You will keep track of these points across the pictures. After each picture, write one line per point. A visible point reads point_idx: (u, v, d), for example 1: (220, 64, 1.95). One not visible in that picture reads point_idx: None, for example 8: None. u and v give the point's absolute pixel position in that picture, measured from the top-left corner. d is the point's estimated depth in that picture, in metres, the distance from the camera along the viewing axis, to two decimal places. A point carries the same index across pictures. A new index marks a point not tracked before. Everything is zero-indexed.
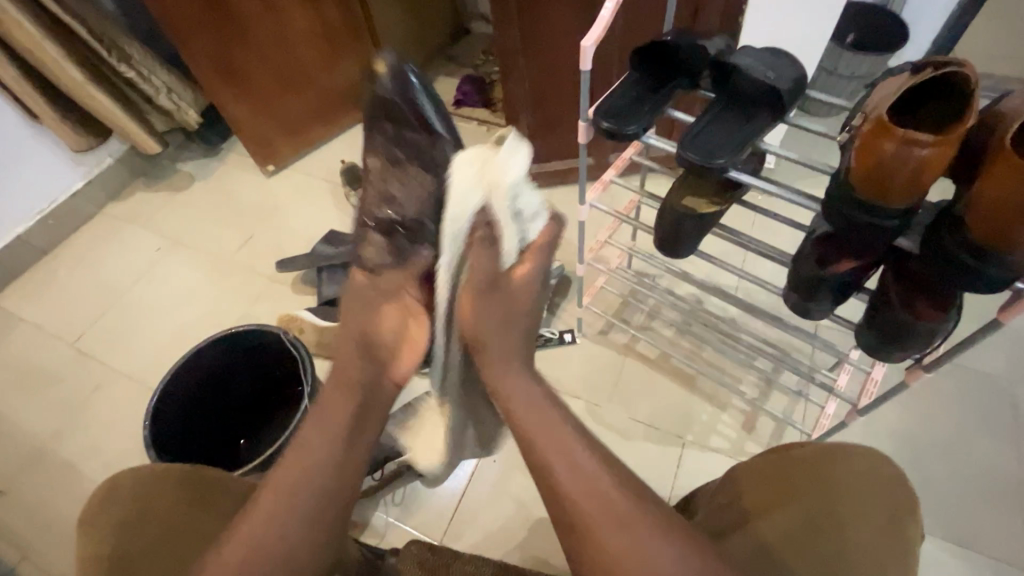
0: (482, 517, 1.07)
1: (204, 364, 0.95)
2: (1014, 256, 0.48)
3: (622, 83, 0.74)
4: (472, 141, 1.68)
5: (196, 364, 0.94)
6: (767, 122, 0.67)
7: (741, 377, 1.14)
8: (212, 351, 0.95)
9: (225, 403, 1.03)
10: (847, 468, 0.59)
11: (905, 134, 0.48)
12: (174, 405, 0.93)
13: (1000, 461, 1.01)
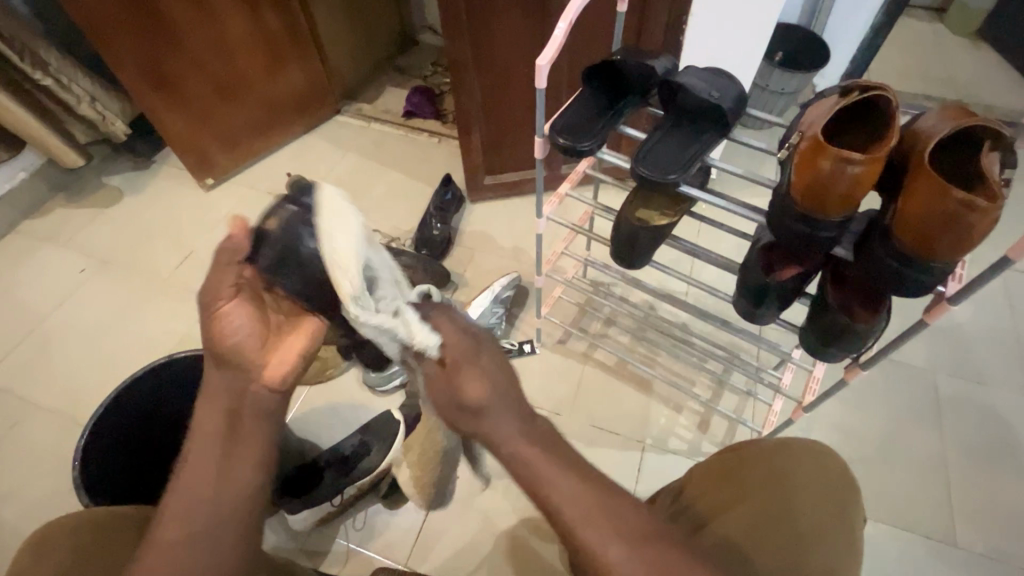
0: (450, 533, 1.05)
1: (143, 399, 0.88)
2: (938, 262, 0.52)
3: (574, 100, 0.75)
4: (423, 152, 1.66)
5: (135, 399, 0.87)
6: (713, 137, 0.70)
7: (695, 379, 1.18)
8: (149, 385, 0.88)
9: (159, 437, 0.95)
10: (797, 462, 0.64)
11: (838, 152, 0.52)
12: (109, 442, 0.86)
13: (929, 445, 1.09)
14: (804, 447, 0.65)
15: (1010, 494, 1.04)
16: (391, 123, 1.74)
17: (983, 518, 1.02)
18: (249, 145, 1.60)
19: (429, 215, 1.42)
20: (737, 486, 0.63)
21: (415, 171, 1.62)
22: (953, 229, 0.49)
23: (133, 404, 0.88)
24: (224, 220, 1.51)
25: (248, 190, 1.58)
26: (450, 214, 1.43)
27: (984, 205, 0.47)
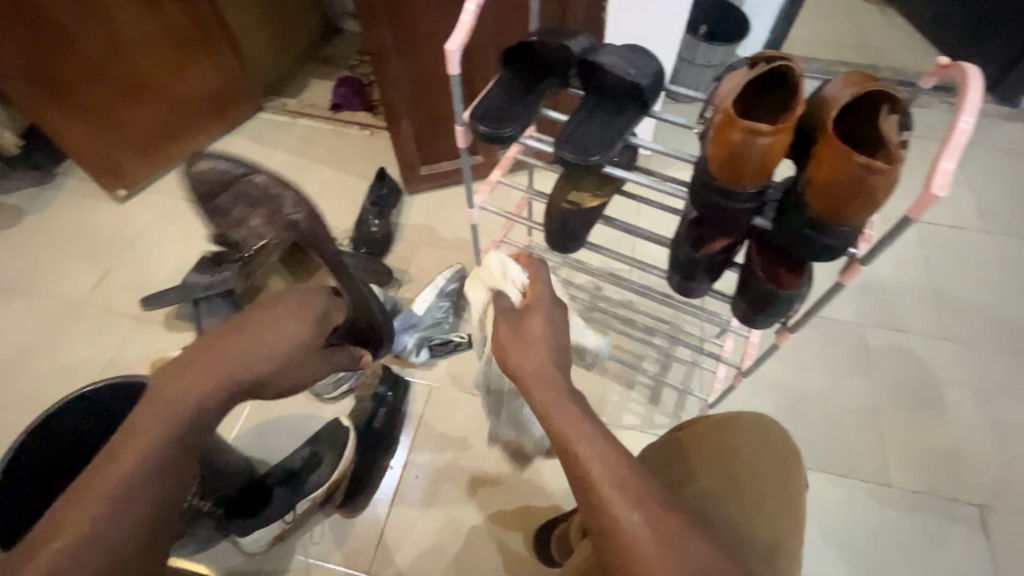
0: (412, 535, 1.04)
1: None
2: (848, 226, 0.54)
3: (493, 86, 0.73)
4: (356, 147, 1.60)
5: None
6: (634, 115, 0.70)
7: (643, 355, 1.20)
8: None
9: None
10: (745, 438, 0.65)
11: (746, 125, 0.52)
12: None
13: (862, 395, 1.16)
14: (751, 423, 0.66)
15: (935, 432, 1.12)
16: (319, 118, 1.66)
17: (914, 459, 1.09)
18: (163, 151, 1.50)
19: (366, 212, 1.37)
20: (689, 470, 0.64)
21: (348, 166, 1.56)
22: (858, 192, 0.51)
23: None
24: (143, 233, 1.41)
25: (167, 199, 1.48)
26: (388, 209, 1.39)
27: (884, 167, 0.48)
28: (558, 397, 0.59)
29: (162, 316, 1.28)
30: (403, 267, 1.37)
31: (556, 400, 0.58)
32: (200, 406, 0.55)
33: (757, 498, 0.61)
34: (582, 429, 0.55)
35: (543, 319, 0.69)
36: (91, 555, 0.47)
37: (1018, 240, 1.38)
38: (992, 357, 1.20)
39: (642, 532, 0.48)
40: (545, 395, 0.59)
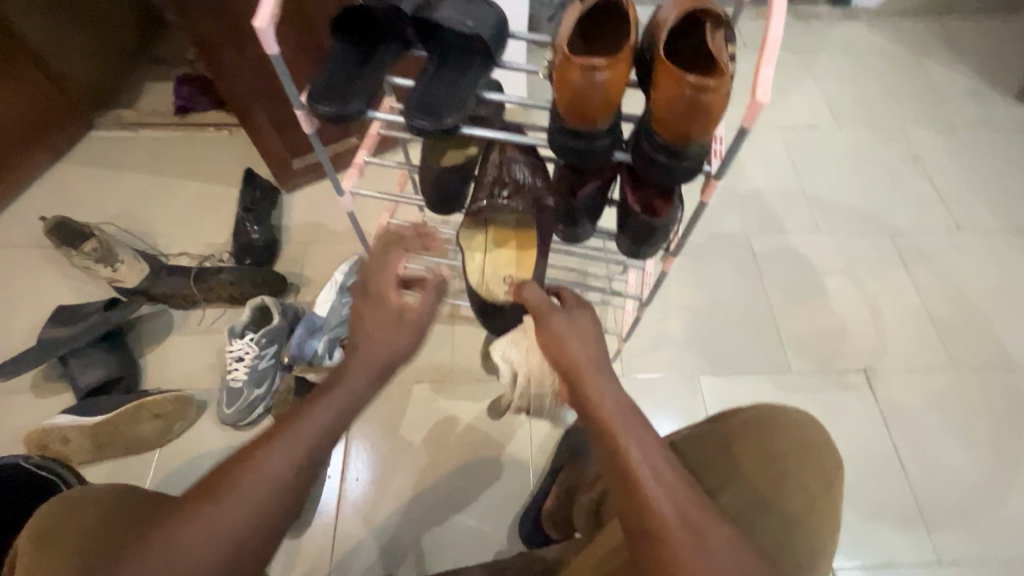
0: (366, 534, 1.04)
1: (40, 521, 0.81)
2: (696, 148, 0.55)
3: (328, 61, 0.67)
4: (217, 150, 1.45)
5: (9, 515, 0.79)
6: (482, 69, 0.67)
7: None
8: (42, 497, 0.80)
9: None
10: (789, 435, 0.74)
11: (583, 62, 0.52)
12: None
13: (757, 297, 1.26)
14: (795, 412, 0.77)
15: (820, 316, 1.24)
16: (165, 126, 1.49)
17: (809, 343, 1.21)
18: None
19: (241, 220, 1.26)
20: (728, 460, 0.72)
21: (212, 173, 1.41)
22: (695, 112, 0.52)
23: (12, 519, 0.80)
24: None
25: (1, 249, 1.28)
26: (267, 213, 1.29)
27: (713, 84, 0.50)
28: (602, 386, 0.55)
29: (27, 381, 1.12)
30: (296, 269, 1.28)
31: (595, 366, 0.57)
32: (357, 398, 0.51)
33: (788, 486, 0.70)
34: (629, 425, 0.51)
35: (570, 333, 0.61)
36: (236, 531, 0.43)
37: (863, 130, 1.52)
38: (856, 240, 1.35)
39: (671, 518, 0.45)
40: (598, 398, 0.53)
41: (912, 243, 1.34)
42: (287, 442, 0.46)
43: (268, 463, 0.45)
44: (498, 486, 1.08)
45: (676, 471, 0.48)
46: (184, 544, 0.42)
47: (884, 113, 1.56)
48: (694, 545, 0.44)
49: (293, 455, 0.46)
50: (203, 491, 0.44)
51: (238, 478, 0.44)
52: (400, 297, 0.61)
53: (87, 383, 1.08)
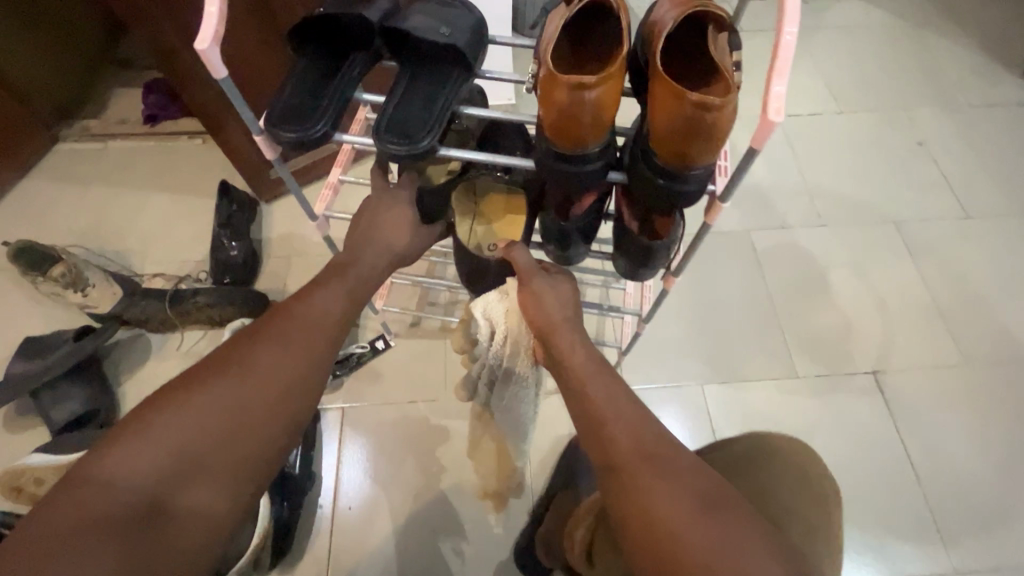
0: (361, 565, 0.99)
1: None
2: (700, 170, 0.50)
3: (289, 79, 0.60)
4: (190, 160, 1.38)
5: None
6: (460, 82, 0.61)
7: None
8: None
9: None
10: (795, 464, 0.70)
11: (570, 79, 0.46)
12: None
13: (760, 297, 1.21)
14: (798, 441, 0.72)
15: (827, 315, 1.19)
16: (135, 136, 1.41)
17: (815, 344, 1.16)
18: None
19: (218, 236, 1.20)
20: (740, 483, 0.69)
21: (186, 185, 1.34)
22: (698, 134, 0.46)
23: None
24: None
25: None
26: (244, 227, 1.23)
27: (718, 102, 0.44)
28: (574, 345, 0.62)
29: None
30: (278, 286, 1.22)
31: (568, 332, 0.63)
32: (346, 288, 0.60)
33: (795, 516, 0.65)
34: (595, 375, 0.59)
35: (551, 294, 0.65)
36: (268, 376, 0.51)
37: (867, 115, 1.45)
38: (862, 233, 1.29)
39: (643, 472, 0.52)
40: (568, 351, 0.62)
41: (920, 234, 1.28)
42: (293, 331, 0.54)
43: (279, 341, 0.53)
44: (497, 510, 1.03)
45: (638, 413, 0.56)
46: (205, 403, 0.48)
47: (889, 96, 1.48)
48: (653, 465, 0.52)
49: (288, 344, 0.53)
50: (220, 361, 0.51)
51: (255, 351, 0.52)
52: (384, 233, 0.67)
53: (62, 418, 1.02)
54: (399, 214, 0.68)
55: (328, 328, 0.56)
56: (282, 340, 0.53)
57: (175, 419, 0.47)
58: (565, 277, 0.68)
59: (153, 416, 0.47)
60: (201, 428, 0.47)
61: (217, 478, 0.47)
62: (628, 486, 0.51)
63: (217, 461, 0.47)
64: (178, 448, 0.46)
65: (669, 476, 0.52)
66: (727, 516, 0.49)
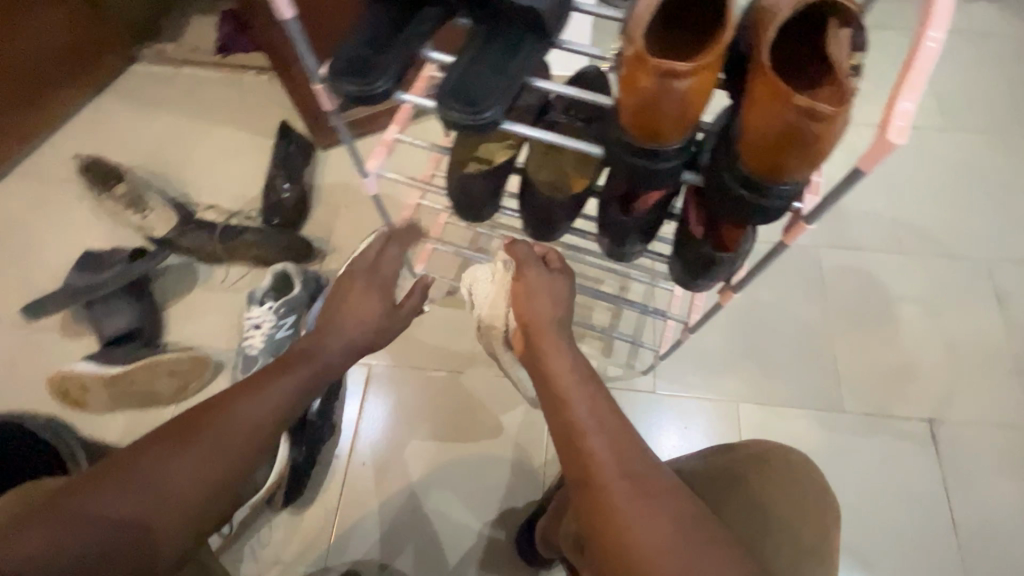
0: (366, 519, 1.01)
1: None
2: (791, 184, 0.44)
3: (357, 26, 0.57)
4: (255, 96, 1.38)
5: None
6: (535, 53, 0.56)
7: (592, 307, 1.13)
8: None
9: None
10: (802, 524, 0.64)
11: (660, 64, 0.41)
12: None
13: (815, 319, 1.13)
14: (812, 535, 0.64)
15: (887, 353, 1.10)
16: (205, 65, 1.42)
17: (869, 381, 1.08)
18: (20, 127, 1.27)
19: (273, 176, 1.21)
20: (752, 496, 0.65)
21: (248, 121, 1.35)
22: (798, 145, 0.40)
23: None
24: (21, 225, 1.23)
25: (42, 181, 1.28)
26: (298, 170, 1.23)
27: (830, 112, 0.38)
28: (558, 349, 0.59)
29: (56, 321, 1.13)
30: (323, 235, 1.23)
31: (556, 347, 0.60)
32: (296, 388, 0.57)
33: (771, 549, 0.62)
34: (577, 384, 0.55)
35: (544, 295, 0.65)
36: (186, 490, 0.48)
37: (977, 137, 1.30)
38: (946, 270, 1.17)
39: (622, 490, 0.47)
40: (553, 359, 0.58)
41: (1013, 280, 1.16)
42: (228, 434, 0.51)
43: (215, 439, 0.50)
44: (503, 492, 1.03)
45: (621, 426, 0.52)
46: (137, 494, 0.46)
47: (1010, 121, 1.32)
48: (637, 496, 0.47)
49: (220, 442, 0.50)
50: (137, 455, 0.48)
51: (192, 448, 0.49)
52: (345, 326, 0.65)
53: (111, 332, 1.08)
54: (365, 309, 0.66)
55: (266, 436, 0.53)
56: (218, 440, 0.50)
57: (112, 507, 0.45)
58: (562, 274, 0.69)
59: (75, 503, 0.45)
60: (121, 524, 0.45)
61: None
62: (605, 505, 0.47)
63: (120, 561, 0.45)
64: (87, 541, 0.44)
65: (653, 500, 0.47)
66: (702, 533, 0.46)
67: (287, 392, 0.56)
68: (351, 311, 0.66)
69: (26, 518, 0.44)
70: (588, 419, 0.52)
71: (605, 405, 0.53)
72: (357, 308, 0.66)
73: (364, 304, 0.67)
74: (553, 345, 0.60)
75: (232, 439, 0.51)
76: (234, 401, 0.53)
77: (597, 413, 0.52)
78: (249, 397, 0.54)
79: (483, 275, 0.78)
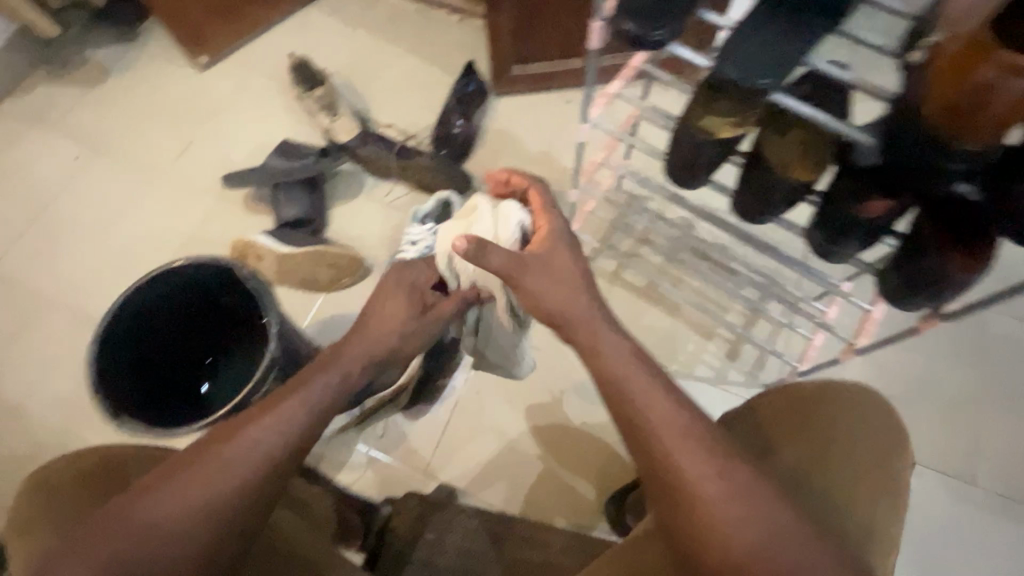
0: (468, 444, 1.07)
1: (201, 319, 0.90)
2: None
3: None
4: (442, 32, 1.44)
5: (118, 338, 0.79)
6: (818, 33, 0.55)
7: (728, 306, 1.14)
8: (167, 293, 0.83)
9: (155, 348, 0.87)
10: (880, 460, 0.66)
11: (1008, 60, 0.43)
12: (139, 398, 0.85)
13: (968, 382, 1.05)
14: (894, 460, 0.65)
15: None
16: None
17: (1008, 461, 1.01)
18: (241, 19, 1.40)
19: (450, 110, 1.27)
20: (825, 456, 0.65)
21: (433, 54, 1.42)
22: None
23: (148, 324, 0.84)
24: (225, 106, 1.37)
25: (248, 71, 1.41)
26: (473, 109, 1.29)
27: None
28: (595, 334, 0.61)
29: (241, 196, 1.27)
30: (481, 175, 1.29)
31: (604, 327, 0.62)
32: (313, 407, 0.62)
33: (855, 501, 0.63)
34: (633, 375, 0.59)
35: (557, 275, 0.64)
36: (202, 510, 0.54)
37: None
38: None
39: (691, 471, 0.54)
40: (605, 347, 0.61)
41: None
42: (234, 462, 0.56)
43: (224, 469, 0.56)
44: (603, 461, 1.05)
45: (680, 423, 0.56)
46: (91, 540, 0.52)
47: None
48: (702, 473, 0.54)
49: (233, 468, 0.56)
50: (155, 491, 0.54)
51: (173, 487, 0.54)
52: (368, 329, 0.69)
53: (287, 216, 1.20)
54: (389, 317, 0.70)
55: (284, 457, 0.59)
56: (229, 466, 0.56)
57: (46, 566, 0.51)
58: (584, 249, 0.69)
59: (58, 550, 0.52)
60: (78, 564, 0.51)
61: None
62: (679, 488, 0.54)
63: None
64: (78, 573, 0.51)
65: (720, 477, 0.53)
66: (749, 476, 0.54)
67: (295, 419, 0.60)
68: (387, 310, 0.70)
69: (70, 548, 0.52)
70: (641, 402, 0.57)
71: (654, 393, 0.57)
72: (386, 312, 0.70)
73: (392, 306, 0.71)
74: (591, 326, 0.62)
75: (252, 458, 0.57)
76: (238, 429, 0.58)
77: (650, 402, 0.57)
78: (249, 427, 0.58)
79: (452, 248, 0.74)
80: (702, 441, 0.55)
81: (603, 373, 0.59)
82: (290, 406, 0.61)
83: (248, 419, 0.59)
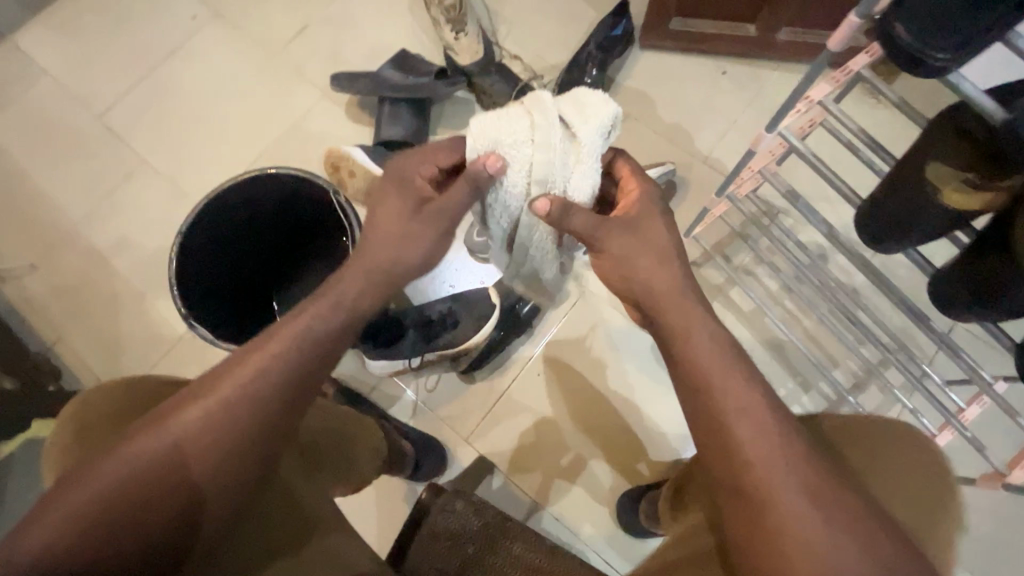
0: (516, 421, 1.03)
1: (291, 234, 0.88)
2: None
3: None
4: None
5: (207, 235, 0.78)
6: None
7: (839, 360, 1.00)
8: (265, 202, 0.81)
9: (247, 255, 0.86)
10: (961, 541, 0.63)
11: None
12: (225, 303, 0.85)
13: None
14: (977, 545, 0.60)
15: None
16: None
17: None
18: None
19: (588, 53, 1.10)
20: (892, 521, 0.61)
21: None
22: None
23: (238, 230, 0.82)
24: None
25: None
26: (614, 58, 1.12)
27: None
28: (709, 366, 0.54)
29: (346, 100, 1.20)
30: None
31: (715, 359, 0.54)
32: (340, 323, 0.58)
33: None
34: (738, 408, 0.51)
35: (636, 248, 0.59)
36: (220, 437, 0.51)
37: None
38: None
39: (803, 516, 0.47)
40: (717, 384, 0.53)
41: None
42: (255, 389, 0.53)
43: (244, 395, 0.52)
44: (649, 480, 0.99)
45: (786, 455, 0.50)
46: (107, 473, 0.48)
47: None
48: (817, 518, 0.47)
49: (250, 396, 0.53)
50: (166, 424, 0.50)
51: (192, 414, 0.51)
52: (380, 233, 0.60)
53: (386, 134, 1.11)
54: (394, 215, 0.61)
55: (307, 379, 0.55)
56: (250, 390, 0.53)
57: (58, 503, 0.47)
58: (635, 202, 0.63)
59: (65, 486, 0.48)
60: (94, 499, 0.47)
61: (141, 544, 0.49)
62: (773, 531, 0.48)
63: (147, 522, 0.49)
64: (91, 508, 0.47)
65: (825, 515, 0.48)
66: (870, 518, 0.48)
67: (317, 344, 0.56)
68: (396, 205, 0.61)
69: (72, 488, 0.48)
70: (749, 436, 0.50)
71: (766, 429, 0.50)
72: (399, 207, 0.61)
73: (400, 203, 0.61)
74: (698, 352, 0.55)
75: (270, 385, 0.53)
76: (254, 353, 0.54)
77: (755, 437, 0.50)
78: (262, 350, 0.54)
79: (513, 132, 0.57)
80: (816, 484, 0.49)
81: (712, 407, 0.52)
82: (309, 339, 0.56)
83: (264, 346, 0.55)
